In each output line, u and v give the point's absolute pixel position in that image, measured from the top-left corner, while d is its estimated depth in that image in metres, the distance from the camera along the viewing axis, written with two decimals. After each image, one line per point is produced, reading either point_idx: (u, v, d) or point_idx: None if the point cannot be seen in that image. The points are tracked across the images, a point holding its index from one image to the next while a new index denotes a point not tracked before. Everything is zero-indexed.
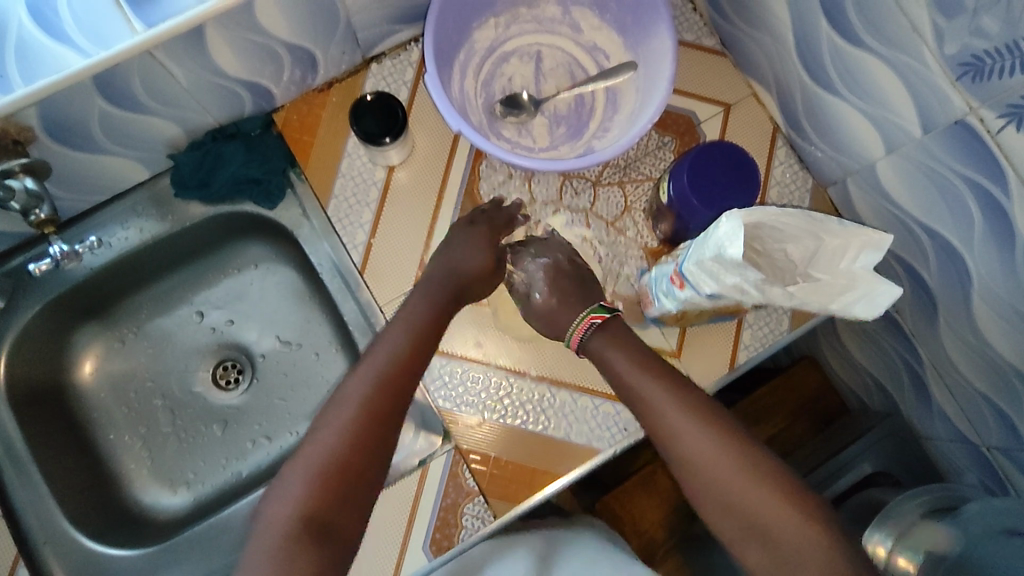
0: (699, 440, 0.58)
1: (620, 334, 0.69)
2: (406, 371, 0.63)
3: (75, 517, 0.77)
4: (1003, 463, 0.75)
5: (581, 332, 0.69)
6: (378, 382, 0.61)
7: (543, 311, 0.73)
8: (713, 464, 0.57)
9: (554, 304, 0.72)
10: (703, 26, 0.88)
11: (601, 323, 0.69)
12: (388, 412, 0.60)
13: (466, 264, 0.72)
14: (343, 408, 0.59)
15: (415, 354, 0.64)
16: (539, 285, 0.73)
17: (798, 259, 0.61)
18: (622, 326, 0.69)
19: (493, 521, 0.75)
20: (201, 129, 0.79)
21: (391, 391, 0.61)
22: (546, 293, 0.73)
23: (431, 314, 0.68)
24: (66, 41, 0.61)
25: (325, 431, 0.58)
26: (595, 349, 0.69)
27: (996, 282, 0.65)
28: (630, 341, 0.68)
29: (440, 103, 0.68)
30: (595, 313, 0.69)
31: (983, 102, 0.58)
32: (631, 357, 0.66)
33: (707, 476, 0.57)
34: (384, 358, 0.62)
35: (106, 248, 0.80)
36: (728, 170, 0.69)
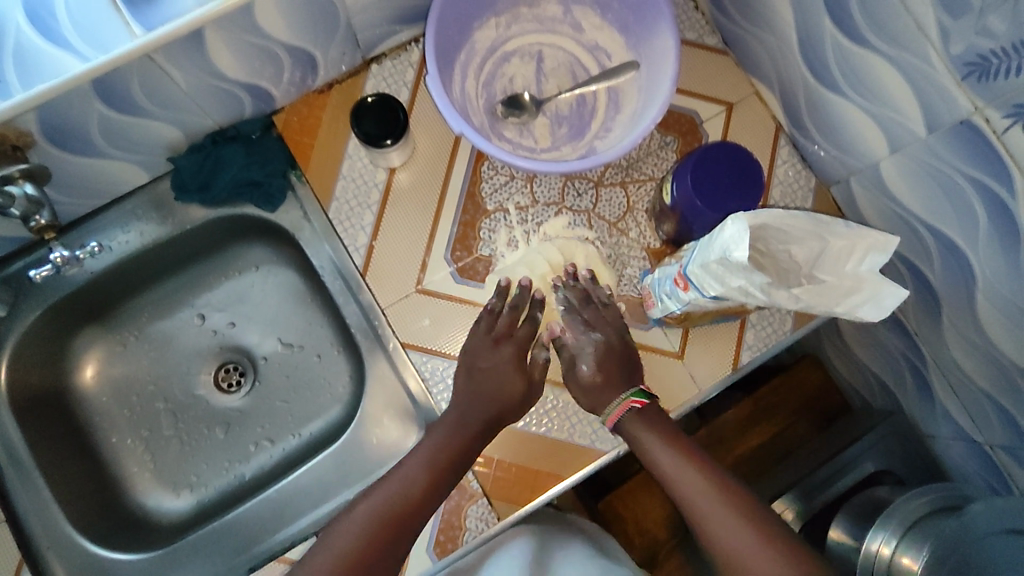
0: (727, 523, 0.57)
1: (659, 423, 0.67)
2: (414, 507, 0.64)
3: (78, 522, 0.77)
4: (1007, 463, 0.75)
5: (616, 417, 0.68)
6: (383, 514, 0.62)
7: (589, 387, 0.71)
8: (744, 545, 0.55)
9: (600, 381, 0.70)
10: (704, 25, 0.87)
11: (640, 406, 0.67)
12: (384, 546, 0.61)
13: (511, 388, 0.71)
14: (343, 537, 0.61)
15: (429, 491, 0.65)
16: (587, 358, 0.72)
17: (804, 259, 0.60)
18: (661, 419, 0.67)
19: (497, 523, 0.76)
20: (201, 131, 0.78)
21: (392, 526, 0.62)
22: (592, 367, 0.71)
23: (457, 447, 0.68)
24: (64, 45, 0.60)
25: (323, 556, 0.60)
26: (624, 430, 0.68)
27: (1001, 282, 0.64)
28: (665, 427, 0.66)
29: (441, 106, 0.68)
30: (632, 399, 0.68)
31: (989, 102, 0.57)
32: (664, 440, 0.65)
33: (735, 558, 0.55)
34: (398, 491, 0.64)
35: (107, 252, 0.79)
36: (732, 171, 0.69)
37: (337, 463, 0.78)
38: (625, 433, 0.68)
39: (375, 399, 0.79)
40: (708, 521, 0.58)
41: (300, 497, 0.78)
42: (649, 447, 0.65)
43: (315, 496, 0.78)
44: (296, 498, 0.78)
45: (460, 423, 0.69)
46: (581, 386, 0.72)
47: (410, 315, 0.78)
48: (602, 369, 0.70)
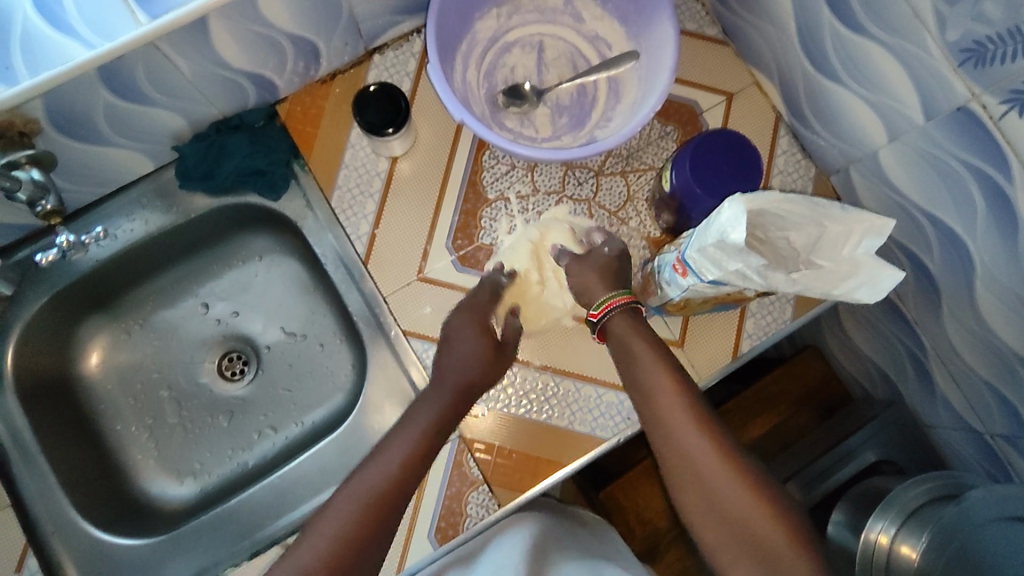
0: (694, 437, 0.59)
1: (644, 329, 0.67)
2: (405, 481, 0.64)
3: (83, 508, 0.78)
4: (1006, 451, 0.75)
5: (603, 311, 0.68)
6: (377, 495, 0.62)
7: (583, 267, 0.72)
8: (713, 474, 0.57)
9: (607, 269, 0.71)
10: (705, 15, 0.88)
11: (626, 305, 0.68)
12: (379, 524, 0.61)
13: (478, 356, 0.71)
14: (335, 517, 0.60)
15: (417, 465, 0.66)
16: (612, 244, 0.74)
17: (801, 246, 0.61)
18: (647, 326, 0.68)
19: (497, 510, 0.76)
20: (205, 120, 0.79)
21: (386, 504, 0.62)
22: (612, 253, 0.73)
23: (439, 421, 0.68)
24: (70, 33, 0.61)
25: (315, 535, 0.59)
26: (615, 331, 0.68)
27: (1000, 269, 0.65)
28: (650, 332, 0.67)
29: (443, 95, 0.68)
30: (627, 298, 0.68)
31: (986, 88, 0.58)
32: (646, 344, 0.65)
33: (702, 483, 0.57)
34: (372, 482, 0.63)
35: (112, 240, 0.80)
36: (731, 159, 0.69)
37: (339, 449, 0.79)
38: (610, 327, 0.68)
39: (377, 387, 0.79)
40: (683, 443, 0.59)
41: (303, 484, 0.79)
42: (637, 358, 0.65)
43: (317, 482, 0.79)
44: (299, 484, 0.79)
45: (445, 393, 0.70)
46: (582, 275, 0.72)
47: (412, 303, 0.79)
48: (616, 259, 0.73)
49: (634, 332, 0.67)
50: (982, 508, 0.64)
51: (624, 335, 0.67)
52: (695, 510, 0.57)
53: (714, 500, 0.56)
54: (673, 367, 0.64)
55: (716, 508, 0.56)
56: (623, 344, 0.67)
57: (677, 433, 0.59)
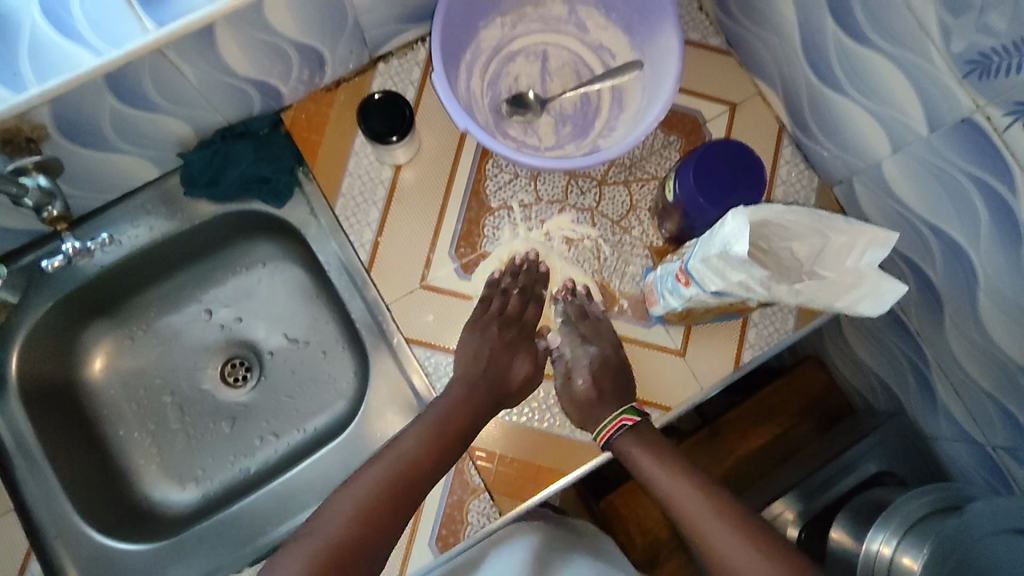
0: (728, 539, 0.62)
1: (655, 450, 0.71)
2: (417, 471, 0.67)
3: (85, 512, 0.78)
4: (1009, 464, 0.75)
5: (608, 434, 0.72)
6: (389, 486, 0.65)
7: (582, 399, 0.75)
8: (740, 558, 0.61)
9: (595, 395, 0.74)
10: (708, 25, 0.88)
11: (632, 423, 0.72)
12: (385, 512, 0.63)
13: (511, 365, 0.76)
14: (351, 497, 0.63)
15: (437, 458, 0.68)
16: (580, 373, 0.75)
17: (805, 256, 0.61)
18: (653, 436, 0.72)
19: (498, 518, 0.76)
20: (210, 127, 0.79)
21: (395, 491, 0.65)
22: (588, 382, 0.75)
23: (455, 423, 0.71)
24: (78, 39, 0.62)
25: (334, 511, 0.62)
26: (633, 463, 0.71)
27: (1003, 281, 0.65)
28: (661, 450, 0.71)
29: (447, 104, 0.69)
30: (625, 415, 0.72)
31: (990, 100, 0.58)
32: (657, 460, 0.70)
33: (736, 572, 0.60)
34: (403, 455, 0.67)
35: (117, 245, 0.81)
36: (734, 168, 0.69)
37: (341, 457, 0.79)
38: (616, 448, 0.72)
39: (379, 394, 0.80)
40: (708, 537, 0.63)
41: (304, 490, 0.79)
42: (651, 471, 0.70)
43: (318, 490, 0.78)
44: (299, 492, 0.79)
45: (458, 397, 0.73)
46: (574, 398, 0.75)
47: (414, 310, 0.79)
48: (595, 383, 0.75)
49: (640, 448, 0.71)
50: (985, 520, 0.64)
51: (631, 452, 0.71)
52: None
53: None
54: (687, 471, 0.69)
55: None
56: (631, 459, 0.71)
57: (700, 525, 0.64)
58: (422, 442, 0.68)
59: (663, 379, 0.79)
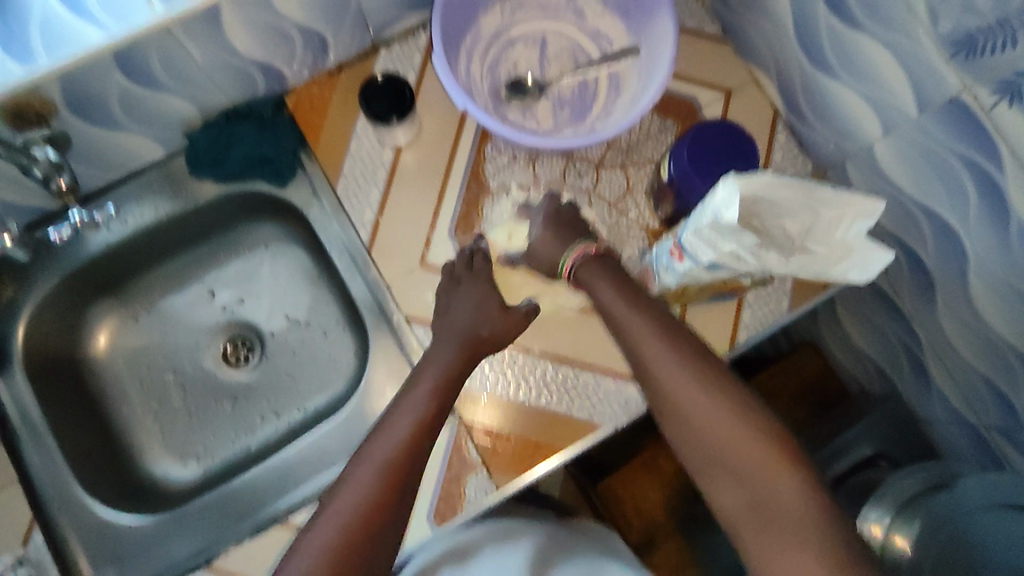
0: (678, 380, 0.59)
1: (617, 277, 0.65)
2: (420, 443, 0.61)
3: (88, 485, 0.79)
4: (1001, 444, 0.76)
5: (571, 266, 0.67)
6: (394, 468, 0.59)
7: (540, 250, 0.70)
8: (693, 401, 0.58)
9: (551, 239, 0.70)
10: (704, 14, 0.90)
11: (592, 253, 0.67)
12: (398, 494, 0.58)
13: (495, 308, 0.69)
14: (349, 500, 0.57)
15: (435, 419, 0.63)
16: (535, 223, 0.72)
17: (797, 233, 0.61)
18: (615, 266, 0.67)
19: (495, 493, 0.76)
20: (215, 108, 0.81)
21: (403, 471, 0.59)
22: (543, 227, 0.70)
23: (445, 388, 0.65)
24: (87, 17, 0.63)
25: (341, 502, 0.57)
26: (595, 297, 0.65)
27: (992, 260, 0.66)
28: (623, 279, 0.65)
29: (447, 85, 0.70)
30: (588, 245, 0.68)
31: (977, 79, 0.59)
32: (615, 292, 0.64)
33: (687, 416, 0.58)
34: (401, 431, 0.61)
35: (122, 223, 0.82)
36: (726, 148, 0.71)
37: (342, 433, 0.80)
38: (577, 280, 0.68)
39: (379, 371, 0.81)
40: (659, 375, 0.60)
41: (305, 465, 0.80)
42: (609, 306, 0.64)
43: (318, 465, 0.80)
44: (301, 467, 0.80)
45: (454, 362, 0.67)
46: (537, 254, 0.71)
47: (415, 290, 0.80)
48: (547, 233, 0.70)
49: (601, 276, 0.66)
50: (974, 493, 0.65)
51: (591, 276, 0.66)
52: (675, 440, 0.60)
53: (696, 433, 0.58)
54: (648, 303, 0.63)
55: (699, 438, 0.58)
56: (592, 288, 0.66)
57: (652, 362, 0.60)
58: (419, 414, 0.63)
59: None
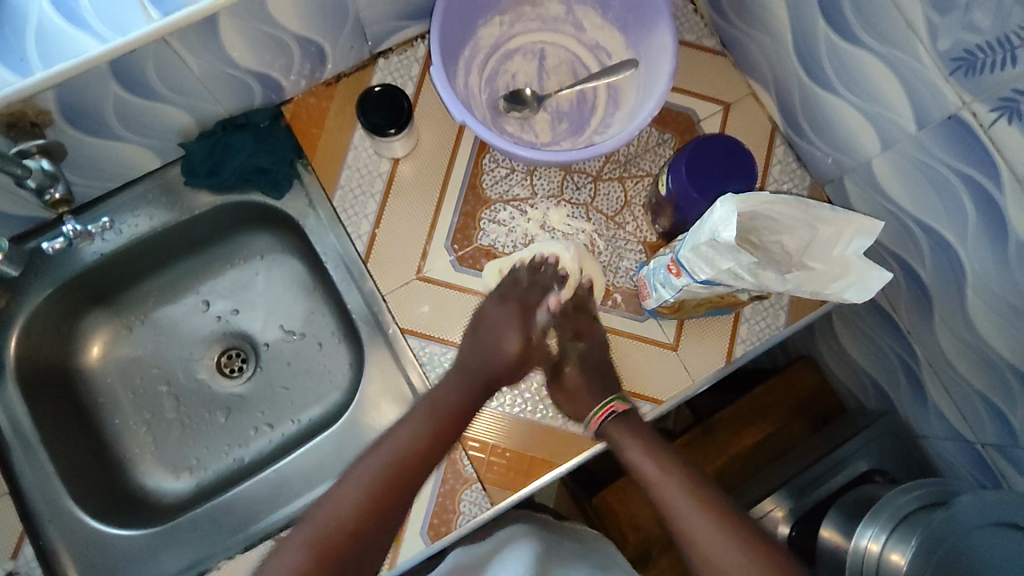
0: (717, 539, 0.61)
1: (643, 436, 0.71)
2: (412, 463, 0.66)
3: (78, 497, 0.78)
4: (999, 461, 0.75)
5: (598, 420, 0.73)
6: (409, 452, 0.66)
7: (571, 388, 0.75)
8: (715, 545, 0.61)
9: (583, 381, 0.75)
10: (703, 27, 0.90)
11: (622, 410, 0.72)
12: (384, 508, 0.63)
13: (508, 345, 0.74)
14: (392, 446, 0.66)
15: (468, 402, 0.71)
16: (571, 359, 0.76)
17: (794, 249, 0.61)
18: (642, 424, 0.72)
19: (490, 508, 0.76)
20: (212, 118, 0.81)
21: (392, 484, 0.64)
22: (576, 368, 0.75)
23: (472, 390, 0.72)
24: (84, 27, 0.63)
25: (371, 464, 0.65)
26: (627, 457, 0.70)
27: (990, 277, 0.66)
28: (648, 436, 0.71)
29: (445, 96, 0.69)
30: (614, 402, 0.73)
31: (976, 96, 0.59)
32: (646, 449, 0.69)
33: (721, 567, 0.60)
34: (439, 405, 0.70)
35: (117, 233, 0.81)
36: (724, 163, 0.71)
37: (335, 445, 0.79)
38: (605, 435, 0.73)
39: (373, 384, 0.80)
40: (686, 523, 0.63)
41: (296, 479, 0.79)
42: (639, 462, 0.69)
43: (310, 478, 0.79)
44: (294, 479, 0.79)
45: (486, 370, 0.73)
46: (567, 392, 0.75)
47: (410, 302, 0.80)
48: (583, 371, 0.75)
49: (629, 435, 0.71)
50: (973, 513, 0.62)
51: (620, 438, 0.71)
52: None
53: None
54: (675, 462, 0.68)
55: None
56: (620, 445, 0.71)
57: (687, 522, 0.63)
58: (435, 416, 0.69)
59: (656, 372, 0.80)
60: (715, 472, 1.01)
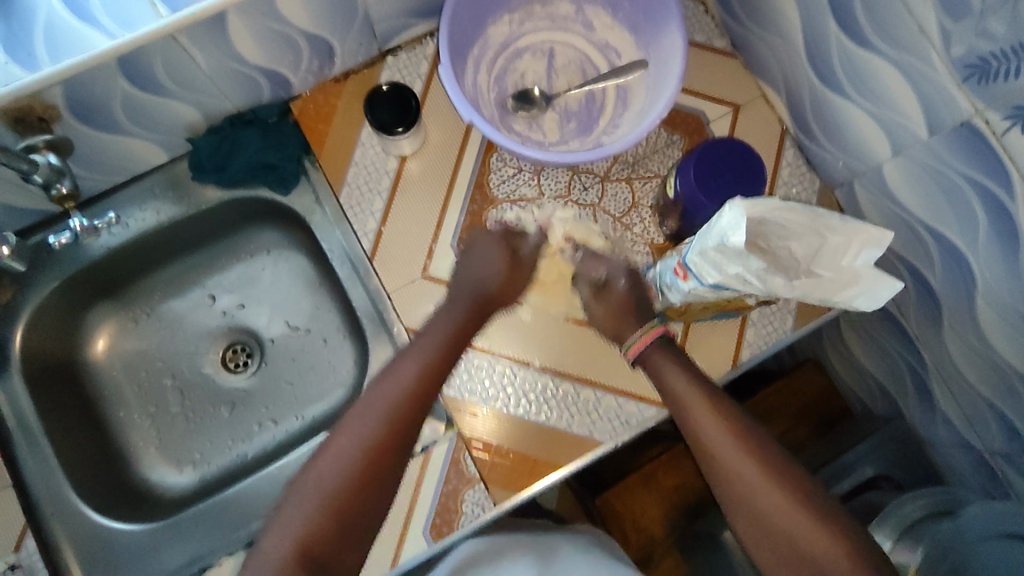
0: (740, 458, 0.62)
1: (680, 361, 0.70)
2: (378, 456, 0.62)
3: (83, 491, 0.78)
4: (1006, 469, 0.75)
5: (637, 346, 0.72)
6: (375, 439, 0.63)
7: (620, 302, 0.75)
8: (738, 463, 0.62)
9: (629, 302, 0.75)
10: (714, 28, 0.89)
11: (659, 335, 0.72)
12: (357, 503, 0.60)
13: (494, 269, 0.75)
14: (352, 437, 0.63)
15: (427, 385, 0.67)
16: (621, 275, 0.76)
17: (803, 255, 0.61)
18: (679, 352, 0.72)
19: (493, 509, 0.76)
20: (220, 114, 0.81)
21: (385, 443, 0.63)
22: (627, 285, 0.75)
23: (432, 367, 0.68)
24: (91, 23, 0.63)
25: (329, 460, 0.62)
26: (663, 378, 0.70)
27: (1001, 285, 0.65)
28: (684, 361, 0.70)
29: (453, 95, 0.69)
30: (654, 329, 0.72)
31: (989, 104, 0.58)
32: (681, 370, 0.69)
33: (756, 505, 0.60)
34: (400, 388, 0.66)
35: (124, 227, 0.82)
36: (734, 166, 0.71)
37: None
38: (642, 357, 0.72)
39: None
40: (726, 461, 0.62)
41: None
42: (672, 383, 0.69)
43: None
44: (298, 477, 0.79)
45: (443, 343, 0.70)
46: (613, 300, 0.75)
47: (414, 301, 0.80)
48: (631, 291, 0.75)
49: (667, 362, 0.71)
50: (980, 522, 0.61)
51: (658, 360, 0.71)
52: (732, 512, 0.62)
53: (755, 507, 0.60)
54: (709, 386, 0.68)
55: (756, 512, 0.60)
56: (659, 372, 0.70)
57: (714, 443, 0.64)
58: (397, 394, 0.65)
59: None
60: None
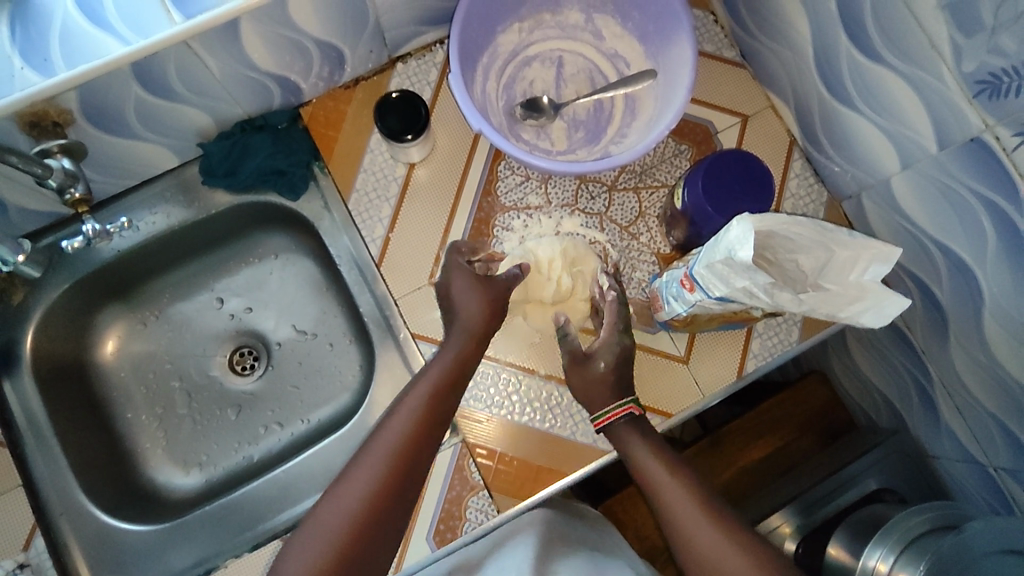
0: (705, 527, 0.61)
1: (648, 433, 0.71)
2: (392, 486, 0.62)
3: (90, 491, 0.79)
4: (1010, 484, 0.74)
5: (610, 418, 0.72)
6: (382, 472, 0.62)
7: (594, 381, 0.74)
8: (702, 532, 0.61)
9: (609, 381, 0.73)
10: (723, 38, 0.89)
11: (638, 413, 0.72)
12: (371, 533, 0.59)
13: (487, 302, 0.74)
14: (368, 463, 0.63)
15: (431, 414, 0.67)
16: (607, 353, 0.74)
17: (810, 269, 0.61)
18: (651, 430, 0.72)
19: (496, 515, 0.76)
20: (230, 119, 0.81)
21: (397, 468, 0.63)
22: (609, 366, 0.74)
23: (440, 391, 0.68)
24: (109, 30, 0.64)
25: (339, 501, 0.61)
26: (630, 450, 0.70)
27: (1008, 300, 0.64)
28: (653, 435, 0.71)
29: (462, 105, 0.69)
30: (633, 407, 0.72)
31: (999, 120, 0.58)
32: (646, 441, 0.70)
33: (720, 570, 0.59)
34: (408, 416, 0.66)
35: (135, 230, 0.82)
36: (741, 179, 0.71)
37: (344, 447, 0.80)
38: (611, 431, 0.72)
39: (383, 388, 0.80)
40: (691, 530, 0.62)
41: (305, 479, 0.80)
42: (637, 454, 0.70)
43: (318, 480, 0.80)
44: (302, 479, 0.80)
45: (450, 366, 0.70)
46: (587, 379, 0.74)
47: (421, 307, 0.80)
48: (614, 369, 0.74)
49: (636, 435, 0.71)
50: (983, 537, 0.61)
51: (624, 434, 0.72)
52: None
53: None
54: (674, 459, 0.69)
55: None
56: (626, 444, 0.71)
57: (680, 516, 0.63)
58: (405, 425, 0.65)
59: (666, 384, 0.80)
60: (725, 483, 1.02)
